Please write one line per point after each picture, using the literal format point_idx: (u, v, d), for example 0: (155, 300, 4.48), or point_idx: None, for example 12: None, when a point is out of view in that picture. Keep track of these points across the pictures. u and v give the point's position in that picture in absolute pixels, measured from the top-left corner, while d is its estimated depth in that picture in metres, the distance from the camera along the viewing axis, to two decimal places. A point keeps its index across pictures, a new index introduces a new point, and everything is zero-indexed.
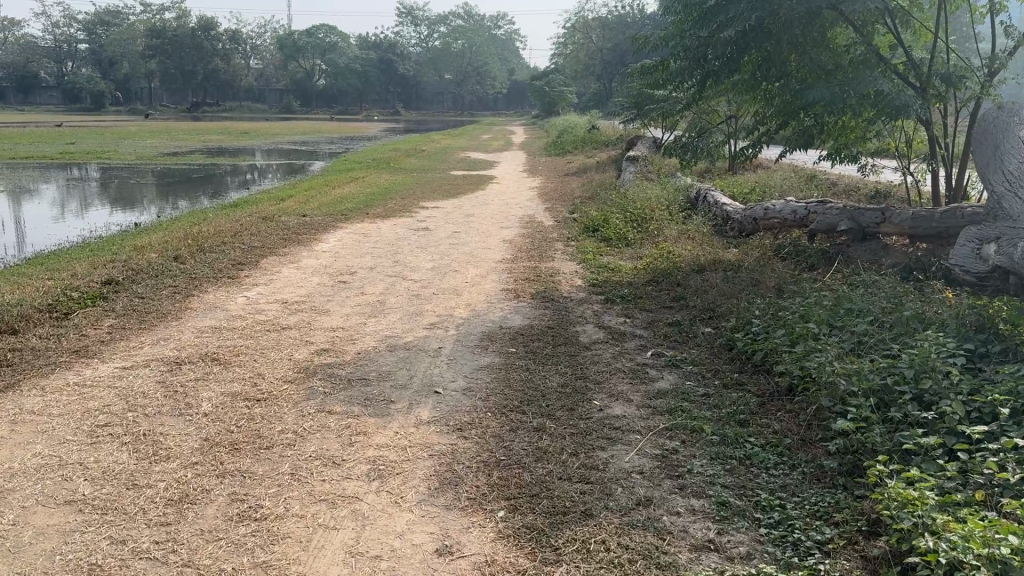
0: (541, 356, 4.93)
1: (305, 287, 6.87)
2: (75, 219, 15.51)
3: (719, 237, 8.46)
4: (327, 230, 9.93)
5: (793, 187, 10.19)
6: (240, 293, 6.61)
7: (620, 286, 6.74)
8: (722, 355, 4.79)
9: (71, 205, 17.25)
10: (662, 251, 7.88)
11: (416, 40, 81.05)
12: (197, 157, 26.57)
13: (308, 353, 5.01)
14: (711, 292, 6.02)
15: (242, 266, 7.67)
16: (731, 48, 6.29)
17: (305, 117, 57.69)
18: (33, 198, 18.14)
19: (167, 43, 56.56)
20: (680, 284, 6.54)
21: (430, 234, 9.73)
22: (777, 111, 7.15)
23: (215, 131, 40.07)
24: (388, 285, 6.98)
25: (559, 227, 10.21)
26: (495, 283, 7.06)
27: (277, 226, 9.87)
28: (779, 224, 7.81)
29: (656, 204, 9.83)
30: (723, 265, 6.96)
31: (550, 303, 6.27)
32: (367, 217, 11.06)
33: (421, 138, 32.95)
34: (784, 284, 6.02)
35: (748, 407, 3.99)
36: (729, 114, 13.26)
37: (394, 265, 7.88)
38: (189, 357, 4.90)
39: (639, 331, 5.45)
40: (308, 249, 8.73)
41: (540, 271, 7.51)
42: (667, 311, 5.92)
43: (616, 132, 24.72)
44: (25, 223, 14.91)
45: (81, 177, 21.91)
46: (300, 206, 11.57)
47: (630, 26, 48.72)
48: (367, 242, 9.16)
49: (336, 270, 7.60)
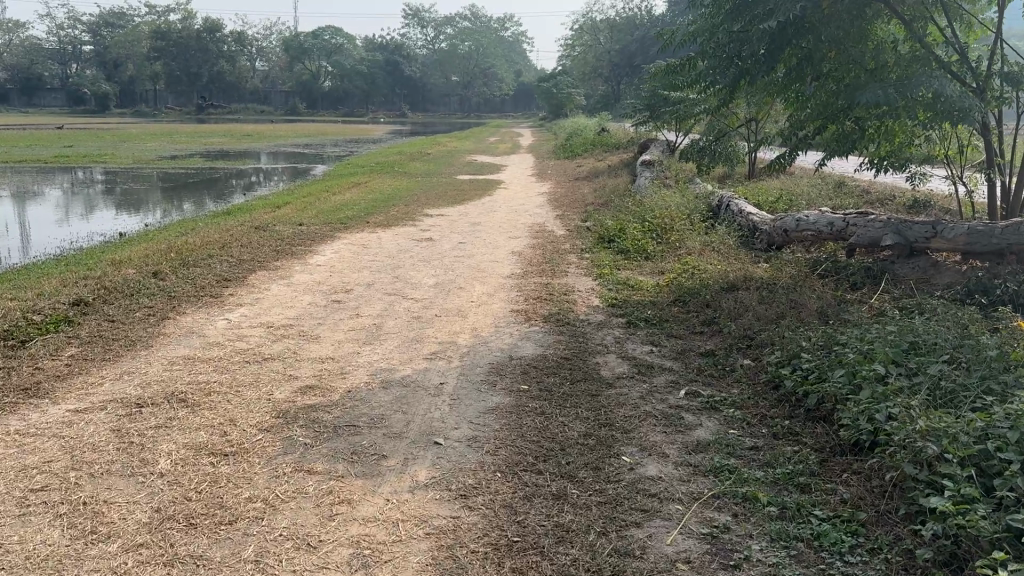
0: (558, 395, 4.28)
1: (294, 307, 6.26)
2: (80, 221, 15.08)
3: (746, 250, 7.82)
4: (324, 240, 9.33)
5: (822, 195, 9.53)
6: (222, 315, 6.00)
7: (641, 307, 6.11)
8: (768, 396, 4.13)
9: (75, 208, 16.81)
10: (685, 266, 7.25)
11: (422, 43, 80.58)
12: (198, 161, 26.01)
13: (290, 391, 4.39)
14: (747, 316, 5.38)
15: (227, 283, 7.07)
16: (768, 44, 5.60)
17: (312, 119, 57.24)
18: (32, 201, 17.65)
19: (172, 45, 56.10)
20: (709, 306, 5.91)
21: (434, 246, 9.11)
22: (813, 113, 6.47)
23: (219, 133, 39.61)
24: (386, 304, 6.35)
25: (572, 237, 9.59)
26: (504, 302, 6.43)
27: (271, 236, 9.28)
28: (812, 237, 7.16)
29: (675, 213, 9.19)
30: (755, 284, 6.32)
31: (565, 327, 5.64)
32: (367, 226, 10.46)
33: (427, 140, 32.39)
34: (829, 309, 5.36)
35: (808, 468, 3.33)
36: (748, 117, 12.61)
37: (394, 280, 7.27)
38: (153, 398, 4.29)
39: (668, 363, 4.80)
40: (302, 262, 8.13)
41: (552, 289, 6.88)
42: (697, 338, 5.27)
43: (626, 135, 24.14)
44: (33, 226, 14.51)
45: (82, 180, 21.43)
46: (296, 214, 10.97)
47: (638, 28, 48.25)
48: (365, 254, 8.55)
49: (330, 287, 6.99)
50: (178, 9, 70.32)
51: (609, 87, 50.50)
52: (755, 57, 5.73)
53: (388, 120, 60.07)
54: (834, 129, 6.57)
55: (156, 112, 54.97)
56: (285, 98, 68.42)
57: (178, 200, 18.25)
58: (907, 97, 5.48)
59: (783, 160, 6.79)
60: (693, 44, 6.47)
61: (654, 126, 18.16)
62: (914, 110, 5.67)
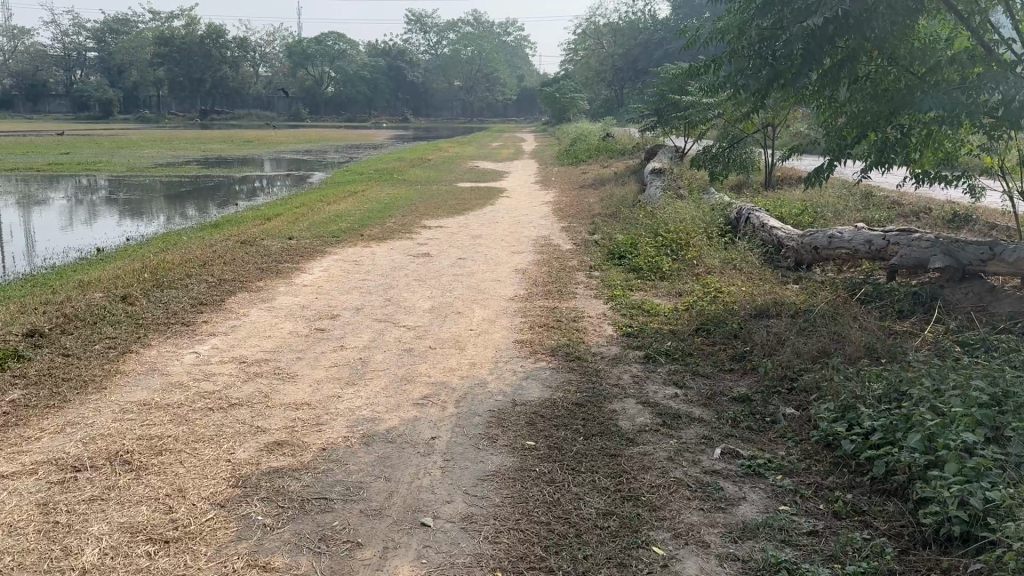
0: (570, 454, 3.61)
1: (272, 338, 5.60)
2: (85, 227, 14.59)
3: (770, 268, 7.21)
4: (314, 257, 8.70)
5: (848, 206, 8.88)
6: (191, 349, 5.34)
7: (661, 337, 5.45)
8: (822, 461, 3.48)
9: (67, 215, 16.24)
10: (706, 288, 6.60)
11: (425, 48, 79.96)
12: (195, 168, 25.39)
13: (256, 448, 3.74)
14: (784, 354, 4.74)
15: (203, 308, 6.42)
16: (805, 45, 4.96)
17: (314, 125, 56.75)
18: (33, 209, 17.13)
19: (175, 51, 55.55)
20: (739, 337, 5.27)
21: (431, 263, 8.44)
22: (852, 121, 5.83)
23: (220, 139, 39.04)
24: (376, 334, 5.70)
25: (579, 252, 8.94)
26: (506, 331, 5.77)
27: (257, 253, 8.63)
28: (848, 256, 6.52)
29: (692, 226, 8.54)
30: (789, 312, 5.67)
31: (576, 362, 4.99)
32: (361, 240, 9.83)
33: (428, 147, 31.85)
34: (877, 344, 4.71)
35: (886, 564, 2.66)
36: (765, 122, 11.95)
37: (386, 303, 6.62)
38: (93, 459, 3.62)
39: (698, 411, 4.15)
40: (287, 282, 7.48)
41: (560, 313, 6.22)
42: (728, 378, 4.63)
43: (632, 140, 23.55)
44: (37, 231, 14.03)
45: (85, 187, 20.94)
46: (287, 227, 10.35)
47: (641, 32, 47.77)
48: (355, 273, 7.90)
49: (314, 311, 6.33)
50: (180, 14, 69.90)
51: (614, 91, 49.93)
52: (790, 59, 5.07)
53: (390, 125, 59.51)
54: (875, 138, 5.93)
55: (158, 117, 54.50)
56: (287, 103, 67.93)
57: (177, 206, 17.70)
58: (966, 104, 4.84)
59: (820, 172, 6.08)
60: (717, 45, 5.82)
61: (662, 132, 17.49)
62: (971, 117, 5.03)
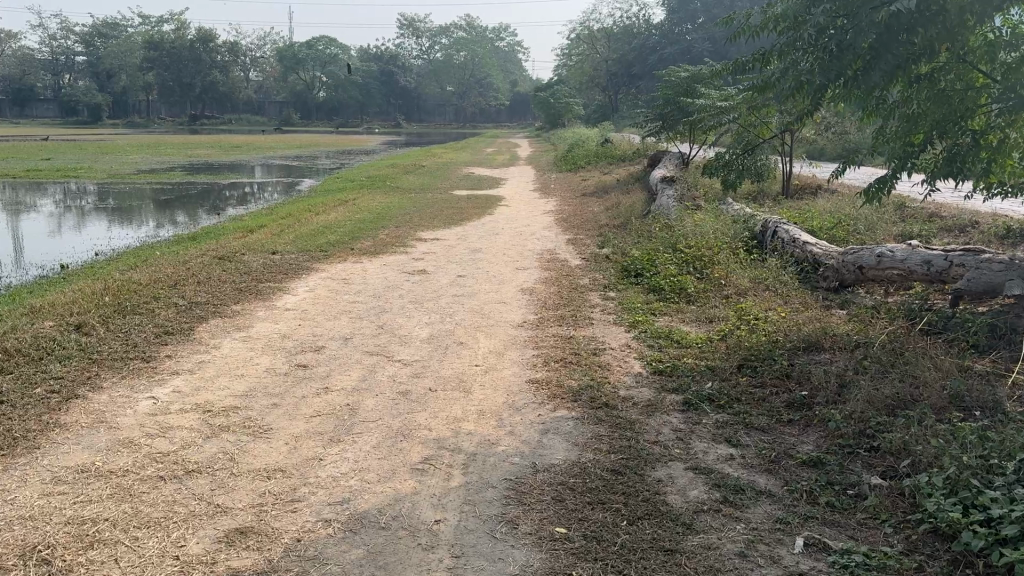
0: (612, 548, 2.83)
1: (245, 377, 4.82)
2: (70, 232, 13.85)
3: (807, 289, 6.48)
4: (298, 274, 7.91)
5: (883, 217, 8.15)
6: (148, 395, 4.55)
7: (698, 376, 4.69)
8: (939, 563, 2.72)
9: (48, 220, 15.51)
10: (740, 314, 5.85)
11: (417, 53, 79.09)
12: (180, 174, 24.61)
13: (213, 539, 2.96)
14: (854, 403, 3.97)
15: (169, 339, 5.63)
16: (877, 36, 4.19)
17: (304, 129, 55.96)
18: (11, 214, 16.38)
19: (165, 55, 54.73)
20: (792, 378, 4.51)
21: (428, 281, 7.65)
22: (916, 125, 5.08)
23: (209, 144, 38.26)
24: (366, 370, 4.93)
25: (589, 267, 8.20)
26: (517, 366, 5.01)
27: (237, 270, 7.84)
28: (900, 278, 5.80)
29: (713, 240, 7.81)
30: (844, 347, 4.92)
31: (603, 409, 4.22)
32: (351, 254, 9.06)
33: (421, 151, 31.18)
34: (964, 392, 3.95)
35: None
36: (782, 127, 11.21)
37: (379, 331, 5.85)
38: (2, 559, 2.84)
39: (761, 481, 3.38)
40: (266, 304, 6.70)
41: (576, 345, 5.44)
42: (788, 433, 3.87)
43: (633, 146, 22.85)
44: (21, 237, 13.30)
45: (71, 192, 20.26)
46: (272, 240, 9.56)
47: (636, 37, 47.24)
48: (344, 293, 7.13)
49: (295, 342, 5.54)
50: (172, 18, 69.20)
51: (608, 96, 49.30)
52: (856, 54, 4.31)
53: (382, 130, 58.85)
54: (942, 145, 5.17)
55: (148, 122, 53.73)
56: (278, 107, 67.18)
57: (166, 213, 16.97)
58: None
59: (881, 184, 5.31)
60: (762, 37, 5.05)
61: (666, 138, 16.74)
62: None
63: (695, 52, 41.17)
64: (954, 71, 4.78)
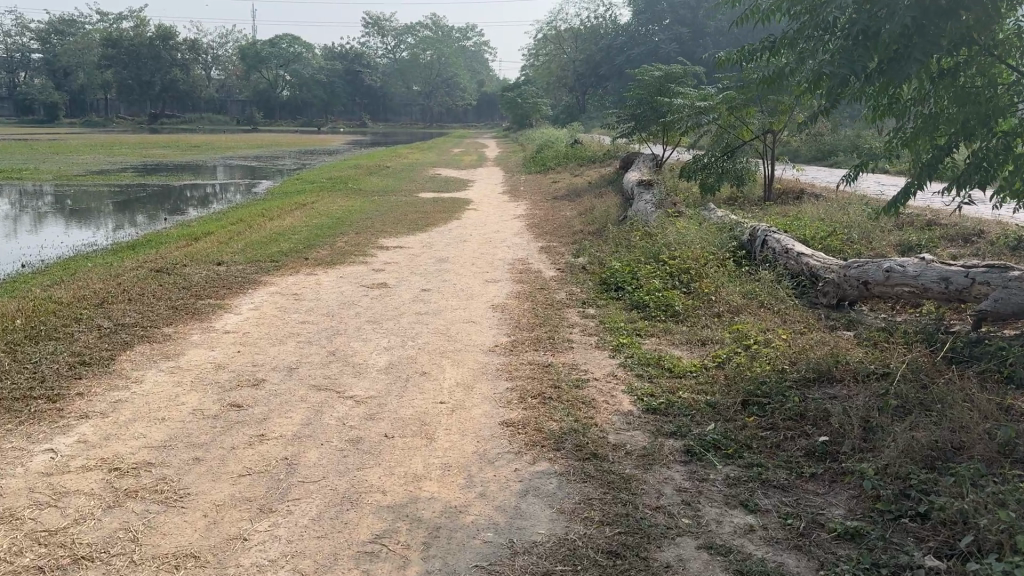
0: None
1: (166, 423, 4.09)
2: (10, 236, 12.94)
3: (805, 306, 5.90)
4: (244, 289, 7.15)
5: (879, 224, 7.63)
6: (45, 447, 3.79)
7: (700, 417, 4.05)
8: None
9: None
10: (737, 338, 5.24)
11: (382, 52, 78.15)
12: (134, 175, 23.56)
13: None
14: (888, 455, 3.37)
15: (83, 371, 4.86)
16: (912, 20, 3.57)
17: (268, 129, 54.78)
18: None
19: (123, 53, 53.07)
20: (807, 420, 3.90)
21: (388, 297, 6.94)
22: (936, 126, 4.50)
23: (166, 145, 37.04)
24: (312, 410, 4.23)
25: (565, 279, 7.56)
26: (488, 403, 4.34)
27: (176, 285, 7.07)
28: (911, 295, 5.25)
29: (699, 249, 7.22)
30: (860, 378, 4.33)
31: (591, 461, 3.56)
32: (306, 265, 8.31)
33: (385, 152, 30.43)
34: (1015, 441, 3.36)
35: None
36: (763, 128, 10.67)
37: (330, 359, 5.13)
38: None
39: (792, 564, 2.75)
40: (204, 326, 5.95)
41: (555, 374, 4.79)
42: (812, 494, 3.25)
43: (603, 146, 22.32)
44: None
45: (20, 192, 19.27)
46: (219, 249, 8.78)
47: (603, 37, 47.04)
48: (294, 311, 6.40)
49: (231, 376, 4.80)
50: (130, 15, 67.49)
51: (576, 97, 48.58)
52: (884, 42, 3.71)
53: (348, 129, 57.83)
54: (967, 150, 4.60)
55: (106, 121, 52.12)
56: (241, 106, 65.84)
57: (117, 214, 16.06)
58: None
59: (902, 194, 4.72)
60: (768, 25, 4.43)
61: (638, 139, 16.17)
62: None
63: (661, 52, 40.35)
64: (978, 65, 4.21)
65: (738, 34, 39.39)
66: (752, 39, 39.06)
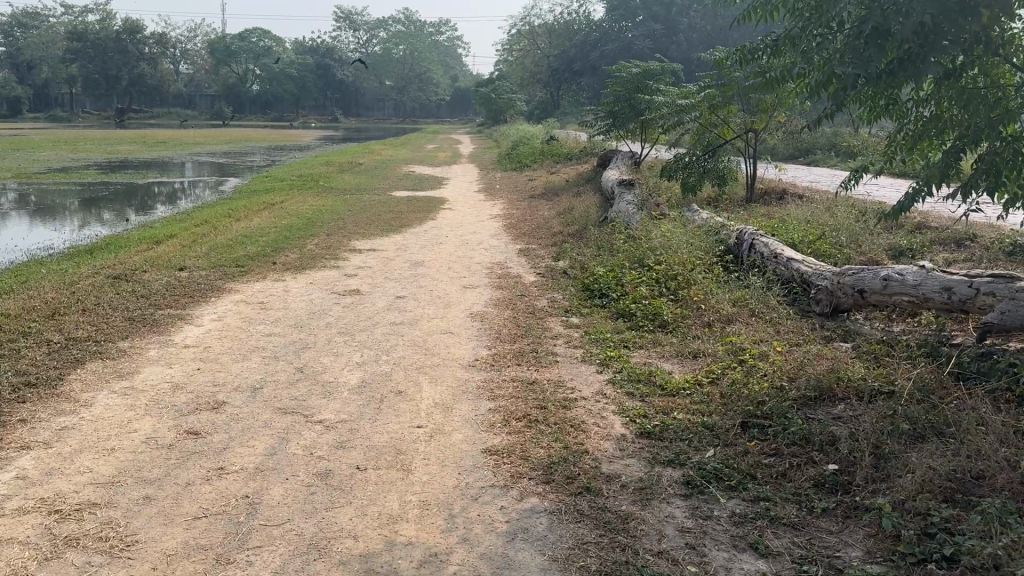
0: None
1: (115, 455, 3.74)
2: None
3: (798, 314, 5.66)
4: (207, 298, 6.76)
5: (868, 227, 7.42)
6: None
7: (697, 441, 3.78)
8: None
9: None
10: (730, 350, 4.97)
11: (354, 46, 77.29)
12: (99, 172, 22.87)
13: None
14: (904, 487, 3.11)
15: (27, 393, 4.48)
16: (928, 18, 3.31)
17: (238, 124, 53.89)
18: None
19: (89, 47, 51.85)
20: (813, 444, 3.64)
21: (360, 305, 6.59)
22: (943, 129, 4.26)
23: (132, 140, 36.15)
24: (277, 438, 3.90)
25: (547, 284, 7.26)
26: (470, 426, 4.03)
27: (135, 294, 6.67)
28: (909, 305, 5.03)
29: (685, 253, 6.96)
30: (865, 397, 4.08)
31: (584, 496, 3.27)
32: (275, 270, 7.94)
33: (357, 147, 29.92)
34: None
35: None
36: (746, 127, 10.44)
37: (298, 377, 4.79)
38: None
39: None
40: (163, 339, 5.57)
41: (540, 391, 4.50)
42: (825, 533, 2.98)
43: (580, 143, 22.06)
44: None
45: None
46: (182, 253, 8.38)
47: (576, 32, 46.84)
48: (260, 322, 6.04)
49: (190, 399, 4.45)
50: (96, 7, 66.07)
51: (549, 93, 48.25)
52: (898, 41, 3.45)
53: (319, 125, 57.10)
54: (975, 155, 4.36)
55: (71, 115, 50.90)
56: (210, 101, 64.68)
57: (79, 212, 15.49)
58: None
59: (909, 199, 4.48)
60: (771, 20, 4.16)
61: (616, 136, 15.91)
62: None
63: (634, 49, 40.10)
64: (984, 66, 3.97)
65: (713, 30, 39.37)
66: (726, 36, 39.08)
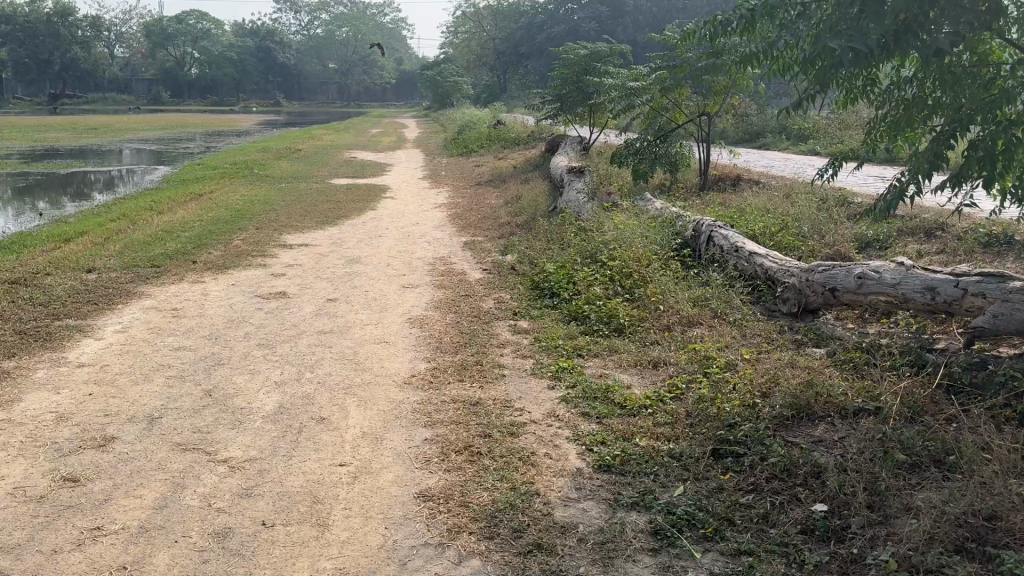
0: None
1: None
2: None
3: (764, 316, 5.21)
4: (113, 305, 6.03)
5: (831, 216, 7.03)
6: None
7: (663, 476, 3.27)
8: None
9: None
10: (693, 358, 4.49)
11: (295, 28, 75.13)
12: (22, 161, 21.48)
13: None
14: (909, 536, 2.65)
15: None
16: None
17: (176, 110, 51.92)
18: None
19: (18, 30, 49.31)
20: (794, 477, 3.16)
21: (286, 311, 5.95)
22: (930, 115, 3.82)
23: (61, 126, 34.34)
24: (171, 485, 3.27)
25: (492, 282, 6.70)
26: (403, 462, 3.47)
27: (29, 302, 5.91)
28: (886, 305, 4.60)
29: (640, 247, 6.47)
30: (847, 416, 3.62)
31: (535, 556, 2.73)
32: (194, 270, 7.22)
33: (299, 133, 28.82)
34: None
35: None
36: (699, 111, 10.00)
37: (205, 402, 4.15)
38: None
39: None
40: (54, 358, 4.86)
41: (484, 414, 3.95)
42: None
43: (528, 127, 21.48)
44: None
45: None
46: (92, 253, 7.60)
47: (523, 14, 46.12)
48: (171, 333, 5.35)
49: (74, 434, 3.78)
50: None
51: (496, 76, 47.36)
52: None
53: (260, 110, 55.34)
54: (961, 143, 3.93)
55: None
56: (146, 84, 62.24)
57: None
58: None
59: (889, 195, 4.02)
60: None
61: (564, 121, 15.38)
62: None
63: (581, 32, 39.43)
64: (978, 42, 3.54)
65: (660, 13, 39.05)
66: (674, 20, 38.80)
